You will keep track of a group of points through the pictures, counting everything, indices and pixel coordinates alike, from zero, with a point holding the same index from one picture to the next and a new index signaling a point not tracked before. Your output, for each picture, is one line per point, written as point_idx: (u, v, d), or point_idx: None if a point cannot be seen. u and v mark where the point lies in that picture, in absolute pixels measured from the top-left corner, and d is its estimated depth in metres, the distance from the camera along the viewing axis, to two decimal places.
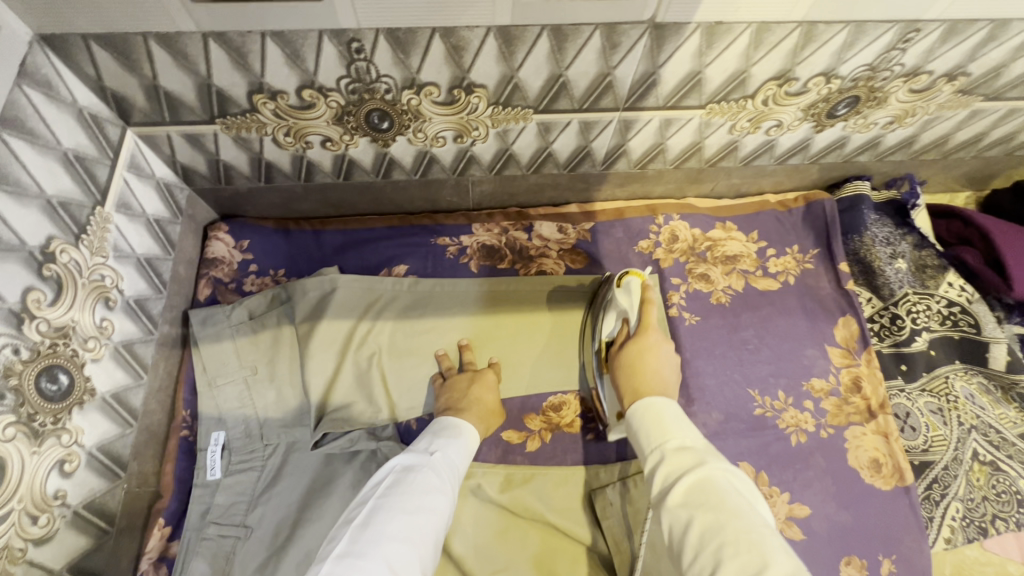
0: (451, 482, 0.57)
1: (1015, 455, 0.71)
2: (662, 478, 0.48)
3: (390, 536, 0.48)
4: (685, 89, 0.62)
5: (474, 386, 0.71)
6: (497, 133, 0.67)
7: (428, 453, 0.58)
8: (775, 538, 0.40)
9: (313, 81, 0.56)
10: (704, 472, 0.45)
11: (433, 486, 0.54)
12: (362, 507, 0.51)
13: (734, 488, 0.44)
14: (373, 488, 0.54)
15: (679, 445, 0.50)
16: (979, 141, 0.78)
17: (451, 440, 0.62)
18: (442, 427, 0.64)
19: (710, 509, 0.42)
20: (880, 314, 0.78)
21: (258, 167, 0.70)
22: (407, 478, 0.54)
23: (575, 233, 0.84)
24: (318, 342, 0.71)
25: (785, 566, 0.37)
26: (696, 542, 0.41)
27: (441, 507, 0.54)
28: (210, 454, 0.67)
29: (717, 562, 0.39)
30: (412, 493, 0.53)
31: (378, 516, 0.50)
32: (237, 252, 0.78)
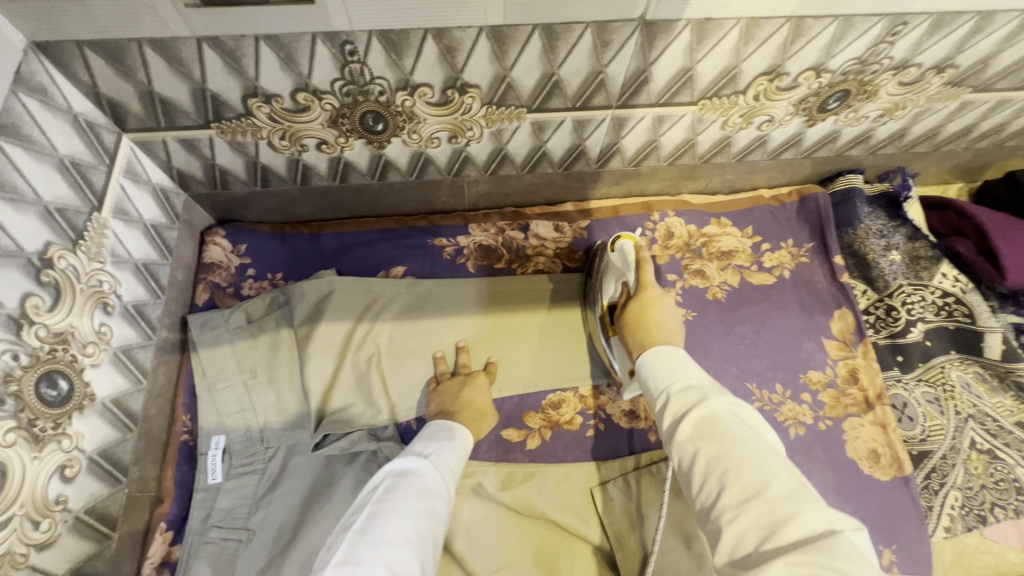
0: (446, 485, 0.57)
1: (1012, 443, 0.71)
2: (668, 414, 0.48)
3: (388, 541, 0.47)
4: (677, 86, 0.62)
5: (466, 388, 0.71)
6: (492, 133, 0.68)
7: (422, 456, 0.58)
8: (778, 460, 0.41)
9: (307, 84, 0.57)
10: (708, 406, 0.45)
11: (428, 490, 0.54)
12: (358, 514, 0.51)
13: (738, 420, 0.45)
14: (367, 495, 0.53)
15: (685, 384, 0.49)
16: (969, 132, 0.78)
17: (444, 444, 0.61)
18: (435, 430, 0.64)
19: (715, 442, 0.43)
20: (875, 306, 0.79)
21: (254, 171, 0.70)
22: (403, 481, 0.54)
23: (571, 232, 0.85)
24: (317, 344, 0.72)
25: (788, 486, 0.39)
26: (702, 471, 0.43)
27: (437, 510, 0.53)
28: (211, 457, 0.67)
29: (722, 486, 0.41)
30: (407, 495, 0.52)
31: (376, 520, 0.49)
32: (234, 256, 0.78)
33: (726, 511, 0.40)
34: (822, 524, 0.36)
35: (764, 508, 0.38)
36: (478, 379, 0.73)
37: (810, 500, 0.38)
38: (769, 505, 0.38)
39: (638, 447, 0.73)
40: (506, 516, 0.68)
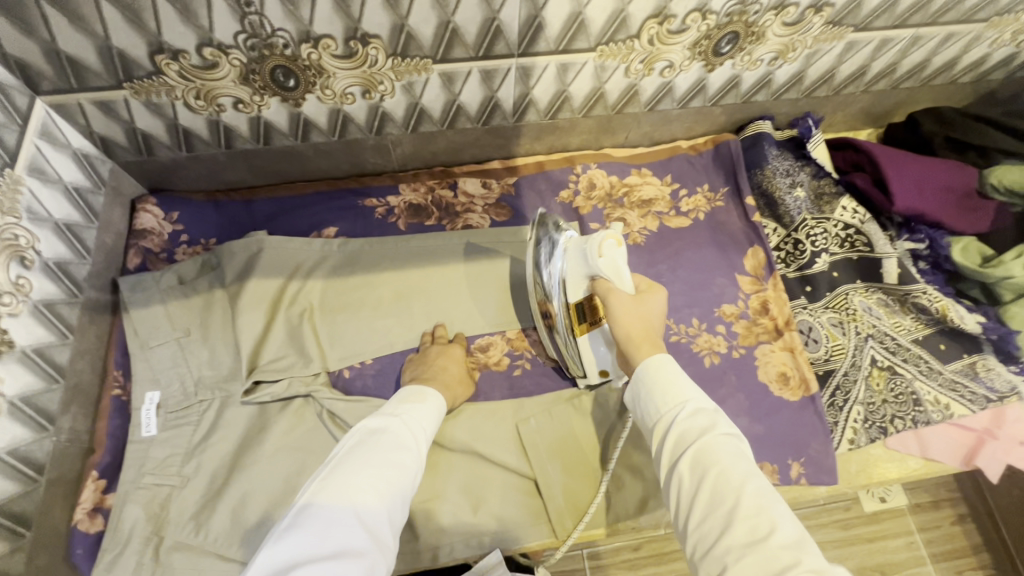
0: (417, 442, 0.57)
1: (909, 358, 0.76)
2: (672, 440, 0.50)
3: (358, 491, 0.48)
4: (571, 31, 0.66)
5: (440, 358, 0.72)
6: (403, 86, 0.71)
7: (395, 417, 0.58)
8: (776, 501, 0.44)
9: (210, 38, 0.59)
10: (712, 437, 0.47)
11: (397, 445, 0.55)
12: (326, 466, 0.51)
13: (739, 453, 0.47)
14: (337, 449, 0.53)
15: (690, 408, 0.51)
16: (864, 74, 0.83)
17: (416, 405, 0.61)
18: (407, 394, 0.63)
19: (719, 471, 0.45)
20: (784, 241, 0.84)
21: (176, 134, 0.73)
22: (372, 438, 0.54)
23: (498, 188, 0.88)
24: (248, 301, 0.73)
25: (791, 533, 0.41)
26: (706, 505, 0.45)
27: (408, 465, 0.54)
28: (145, 411, 0.69)
29: (726, 526, 0.43)
30: (378, 449, 0.53)
31: (347, 468, 0.50)
32: (167, 223, 0.80)
33: (729, 555, 0.41)
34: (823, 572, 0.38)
35: (765, 554, 0.40)
36: (454, 349, 0.74)
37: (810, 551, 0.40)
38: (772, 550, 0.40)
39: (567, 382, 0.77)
40: (435, 452, 0.70)
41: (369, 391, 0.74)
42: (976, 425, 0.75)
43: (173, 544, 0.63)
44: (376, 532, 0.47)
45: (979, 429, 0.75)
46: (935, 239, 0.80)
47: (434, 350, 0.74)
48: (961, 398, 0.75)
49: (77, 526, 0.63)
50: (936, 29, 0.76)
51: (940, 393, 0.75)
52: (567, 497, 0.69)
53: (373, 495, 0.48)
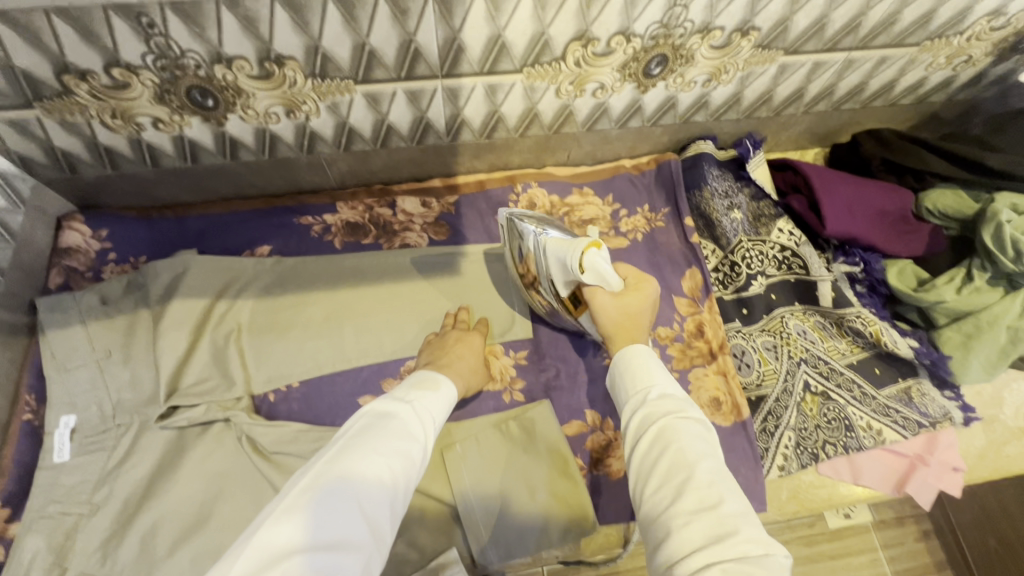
0: (426, 434, 0.53)
1: (842, 383, 0.76)
2: (639, 418, 0.50)
3: (361, 476, 0.44)
4: (494, 53, 0.65)
5: (455, 345, 0.72)
6: (328, 106, 0.70)
7: (407, 402, 0.54)
8: (730, 481, 0.43)
9: (117, 59, 0.58)
10: (676, 418, 0.48)
11: (407, 433, 0.50)
12: (332, 446, 0.48)
13: (701, 435, 0.47)
14: (344, 429, 0.49)
15: (660, 392, 0.51)
16: (801, 96, 0.83)
17: (428, 395, 0.57)
18: (418, 380, 0.60)
19: (678, 448, 0.45)
20: (721, 263, 0.83)
21: (98, 152, 0.71)
22: (383, 422, 0.50)
23: (438, 207, 0.87)
24: (170, 322, 0.72)
25: (737, 507, 0.41)
26: (661, 475, 0.44)
27: (415, 456, 0.50)
28: (59, 436, 0.67)
29: (677, 494, 0.42)
30: (387, 434, 0.49)
31: (354, 449, 0.46)
32: (94, 241, 0.79)
33: (676, 518, 0.41)
34: (763, 549, 0.38)
35: (713, 518, 0.40)
36: (469, 336, 0.74)
37: (755, 523, 0.40)
38: (720, 517, 0.40)
39: (498, 405, 0.76)
40: None
41: (294, 415, 0.73)
42: (908, 451, 0.75)
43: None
44: (375, 523, 0.43)
45: (911, 454, 0.75)
46: (869, 262, 0.80)
47: (453, 337, 0.74)
48: (894, 424, 0.74)
49: None
50: (868, 53, 0.76)
51: (872, 419, 0.74)
52: (489, 526, 0.67)
53: (378, 484, 0.45)
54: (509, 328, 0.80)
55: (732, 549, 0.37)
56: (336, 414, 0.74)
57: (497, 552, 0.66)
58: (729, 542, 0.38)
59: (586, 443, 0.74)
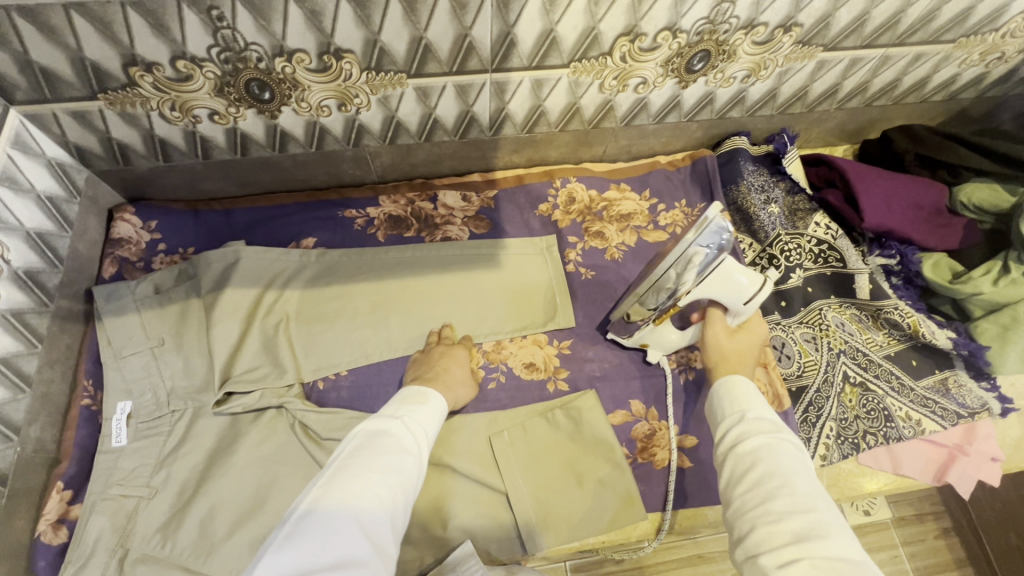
0: (419, 447, 0.55)
1: (881, 374, 0.77)
2: (736, 432, 0.54)
3: (358, 497, 0.46)
4: (544, 48, 0.67)
5: (441, 360, 0.72)
6: (379, 100, 0.71)
7: (397, 418, 0.56)
8: (827, 502, 0.46)
9: (184, 51, 0.60)
10: (773, 438, 0.52)
11: (399, 448, 0.53)
12: (326, 470, 0.49)
13: (799, 459, 0.50)
14: (337, 453, 0.52)
15: (757, 412, 0.55)
16: (836, 92, 0.85)
17: (417, 408, 0.59)
18: (407, 395, 0.62)
19: (772, 462, 0.49)
20: (760, 256, 0.84)
21: (153, 144, 0.73)
22: (375, 441, 0.52)
23: (478, 201, 0.89)
24: (223, 311, 0.73)
25: (829, 517, 0.44)
26: (753, 480, 0.48)
27: (410, 470, 0.52)
28: (116, 422, 0.69)
29: (768, 497, 0.46)
30: (379, 452, 0.51)
31: (346, 471, 0.48)
32: (144, 232, 0.80)
33: (765, 516, 0.45)
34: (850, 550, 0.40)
35: (806, 520, 0.43)
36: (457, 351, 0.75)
37: (849, 536, 0.42)
38: (812, 521, 0.43)
39: (542, 395, 0.77)
40: None
41: (342, 404, 0.74)
42: (947, 442, 0.76)
43: (139, 556, 0.62)
44: (377, 538, 0.44)
45: (950, 445, 0.76)
46: (905, 254, 0.81)
47: (439, 352, 0.74)
48: (932, 414, 0.75)
49: (40, 537, 0.63)
50: (904, 49, 0.78)
51: (911, 409, 0.75)
52: (538, 511, 0.68)
53: (375, 498, 0.47)
54: (550, 319, 0.81)
55: (825, 549, 0.40)
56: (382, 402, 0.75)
57: (548, 537, 0.67)
58: (821, 543, 0.41)
59: (631, 432, 0.75)
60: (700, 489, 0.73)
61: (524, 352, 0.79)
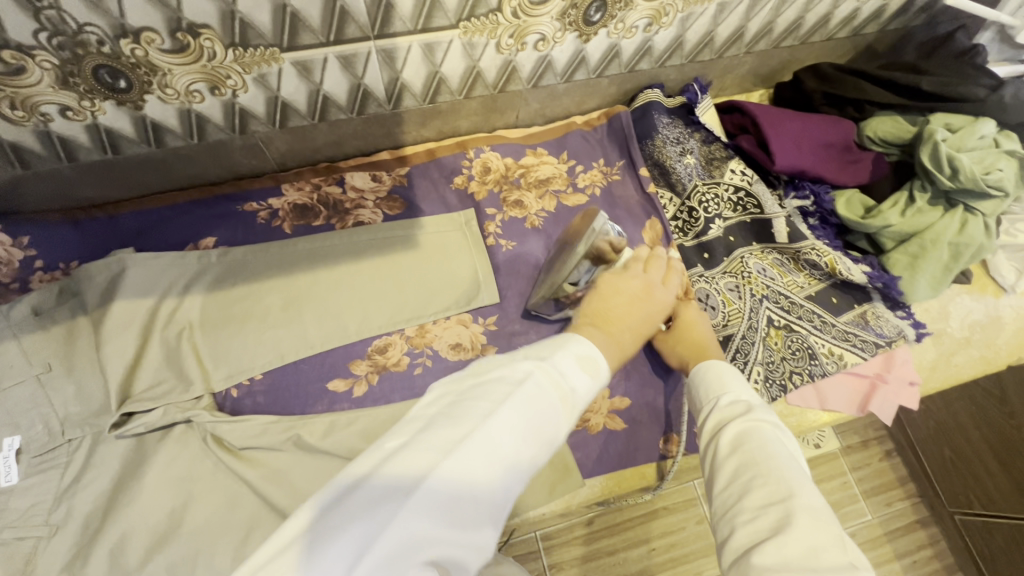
0: (566, 426, 0.42)
1: (803, 315, 0.78)
2: (714, 419, 0.52)
3: (485, 469, 0.36)
4: (426, 9, 0.63)
5: (624, 294, 0.59)
6: (255, 79, 0.65)
7: (565, 384, 0.43)
8: (808, 483, 0.44)
9: (6, 40, 0.53)
10: (748, 419, 0.49)
11: (547, 421, 0.40)
12: (472, 400, 0.39)
13: (777, 439, 0.47)
14: (495, 384, 0.40)
15: (730, 395, 0.53)
16: (741, 35, 0.84)
17: (588, 376, 0.45)
18: (586, 352, 0.46)
19: (752, 450, 0.46)
20: (680, 210, 0.84)
21: (4, 151, 0.65)
22: (528, 402, 0.40)
23: (389, 180, 0.84)
24: (112, 327, 0.67)
25: (810, 502, 0.41)
26: (730, 474, 0.46)
27: (544, 449, 0.41)
28: (4, 459, 0.62)
29: (745, 491, 0.44)
30: (526, 423, 0.39)
31: (488, 427, 0.37)
32: (16, 249, 0.73)
33: (742, 516, 0.43)
34: (827, 543, 0.38)
35: (780, 514, 0.41)
36: (670, 277, 0.65)
37: (828, 523, 0.40)
38: (788, 510, 0.41)
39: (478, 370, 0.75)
40: (332, 463, 0.66)
41: (260, 409, 0.70)
42: (868, 372, 0.78)
43: None
44: (486, 521, 0.35)
45: (871, 374, 0.78)
46: (818, 193, 0.82)
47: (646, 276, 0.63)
48: (853, 347, 0.77)
49: None
50: None
51: (833, 345, 0.77)
52: None
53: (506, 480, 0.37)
54: (473, 296, 0.78)
55: (796, 544, 0.38)
56: (301, 403, 0.71)
57: None
58: (795, 538, 0.39)
59: None
60: (637, 446, 0.74)
61: (449, 333, 0.76)
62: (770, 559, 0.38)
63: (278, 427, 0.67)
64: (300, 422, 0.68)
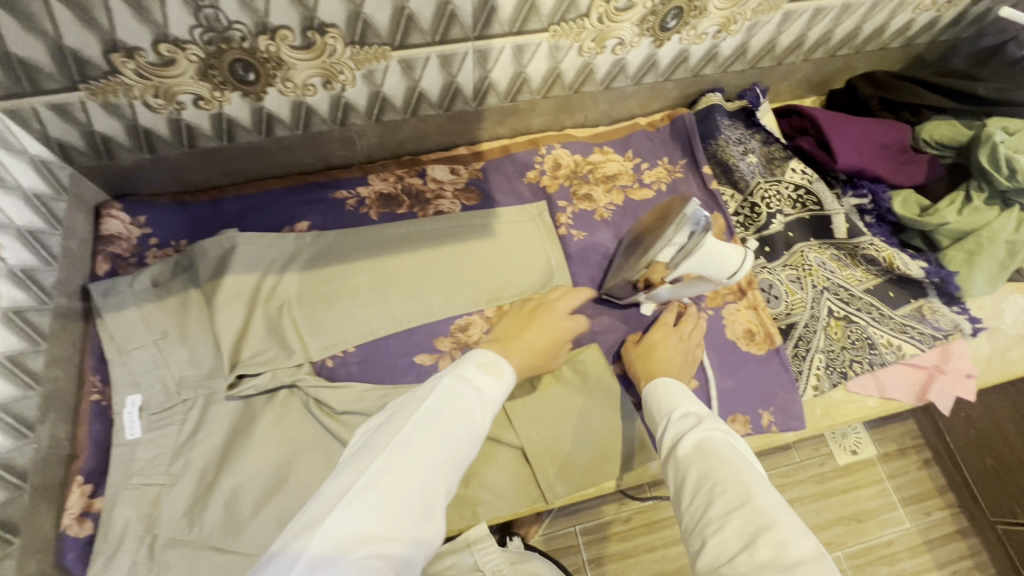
0: (485, 420, 0.51)
1: (861, 307, 0.82)
2: (671, 436, 0.56)
3: (418, 462, 0.43)
4: (524, 13, 0.69)
5: (512, 324, 0.73)
6: (364, 75, 0.72)
7: (470, 387, 0.51)
8: (763, 481, 0.46)
9: (166, 34, 0.60)
10: (701, 430, 0.53)
11: (470, 416, 0.49)
12: (396, 420, 0.47)
13: (728, 444, 0.51)
14: (413, 402, 0.49)
15: (683, 412, 0.58)
16: (801, 43, 0.89)
17: (492, 378, 0.54)
18: (482, 360, 0.56)
19: (709, 458, 0.49)
20: (741, 206, 0.88)
21: (136, 135, 0.72)
22: (446, 404, 0.48)
23: (466, 173, 0.90)
24: (225, 298, 0.73)
25: (766, 498, 0.44)
26: (693, 486, 0.49)
27: (473, 440, 0.48)
28: (128, 415, 0.68)
29: (709, 500, 0.46)
30: (451, 420, 0.47)
31: (411, 431, 0.45)
32: (134, 227, 0.80)
33: (710, 526, 0.44)
34: (790, 537, 0.40)
35: (744, 515, 0.43)
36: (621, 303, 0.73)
37: (785, 517, 0.42)
38: (749, 511, 0.43)
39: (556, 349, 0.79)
40: None
41: (354, 377, 0.76)
42: (926, 363, 0.81)
43: (169, 540, 0.63)
44: (426, 510, 0.42)
45: (929, 365, 0.81)
46: (877, 193, 0.86)
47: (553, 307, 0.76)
48: (911, 339, 0.81)
49: (66, 531, 0.62)
50: None
51: (891, 336, 0.80)
52: (554, 462, 0.72)
53: (433, 481, 0.43)
54: (548, 281, 0.83)
55: (765, 545, 0.40)
56: (390, 374, 0.77)
57: (566, 485, 0.71)
58: (764, 539, 0.41)
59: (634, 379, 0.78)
60: None
61: None
62: (744, 566, 0.40)
63: (374, 394, 0.72)
64: (392, 390, 0.73)
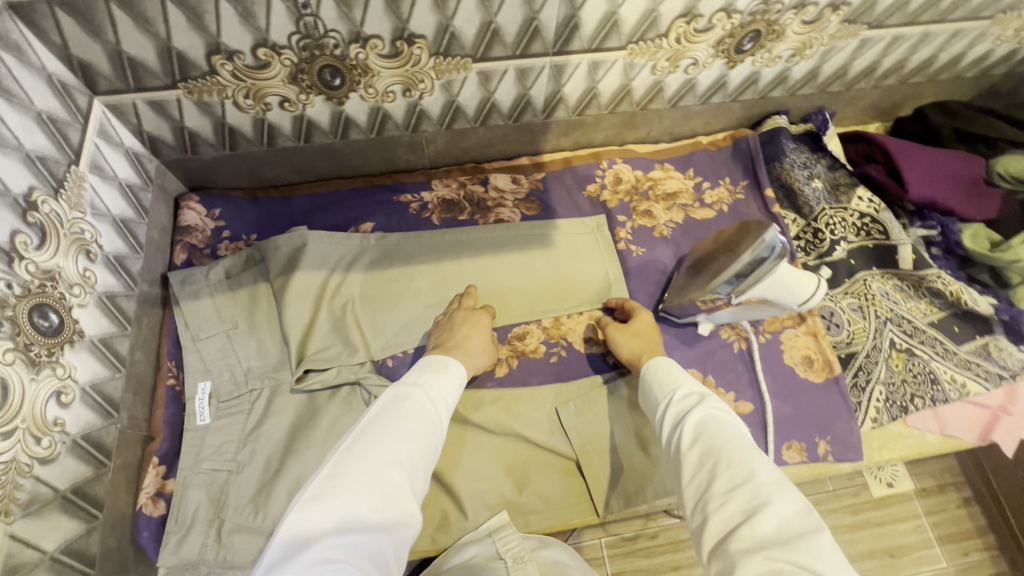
0: (439, 412, 0.56)
1: (925, 340, 0.80)
2: (672, 415, 0.55)
3: (378, 458, 0.47)
4: (605, 30, 0.70)
5: (463, 325, 0.73)
6: (442, 84, 0.74)
7: (415, 387, 0.57)
8: (764, 459, 0.47)
9: (265, 39, 0.62)
10: (703, 408, 0.53)
11: (422, 412, 0.54)
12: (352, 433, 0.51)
13: (729, 422, 0.51)
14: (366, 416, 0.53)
15: (685, 390, 0.57)
16: (874, 70, 0.88)
17: (438, 374, 0.60)
18: (427, 364, 0.62)
19: (711, 436, 0.49)
20: (804, 230, 0.87)
21: (222, 132, 0.75)
22: (395, 407, 0.53)
23: (527, 183, 0.91)
24: (294, 294, 0.75)
25: (768, 477, 0.45)
26: (695, 462, 0.49)
27: (431, 431, 0.53)
28: (199, 401, 0.71)
29: (712, 476, 0.47)
30: (400, 418, 0.52)
31: (365, 437, 0.50)
32: (209, 220, 0.82)
33: (714, 502, 0.45)
34: (790, 514, 0.42)
35: (747, 493, 0.44)
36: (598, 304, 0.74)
37: (786, 495, 0.44)
38: (751, 491, 0.44)
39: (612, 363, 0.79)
40: (481, 436, 0.74)
41: None
42: (991, 403, 0.79)
43: (234, 525, 0.66)
44: (395, 501, 0.46)
45: (993, 405, 0.79)
46: (947, 226, 0.85)
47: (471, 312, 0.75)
48: (975, 376, 0.79)
49: (142, 509, 0.66)
50: (945, 27, 0.81)
51: (955, 372, 0.79)
52: (609, 478, 0.73)
53: (394, 475, 0.47)
54: (606, 295, 0.83)
55: (767, 520, 0.42)
56: None
57: (618, 500, 0.72)
58: (767, 515, 0.42)
59: None
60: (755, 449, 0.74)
61: (583, 327, 0.82)
62: (746, 542, 0.41)
63: None
64: None
